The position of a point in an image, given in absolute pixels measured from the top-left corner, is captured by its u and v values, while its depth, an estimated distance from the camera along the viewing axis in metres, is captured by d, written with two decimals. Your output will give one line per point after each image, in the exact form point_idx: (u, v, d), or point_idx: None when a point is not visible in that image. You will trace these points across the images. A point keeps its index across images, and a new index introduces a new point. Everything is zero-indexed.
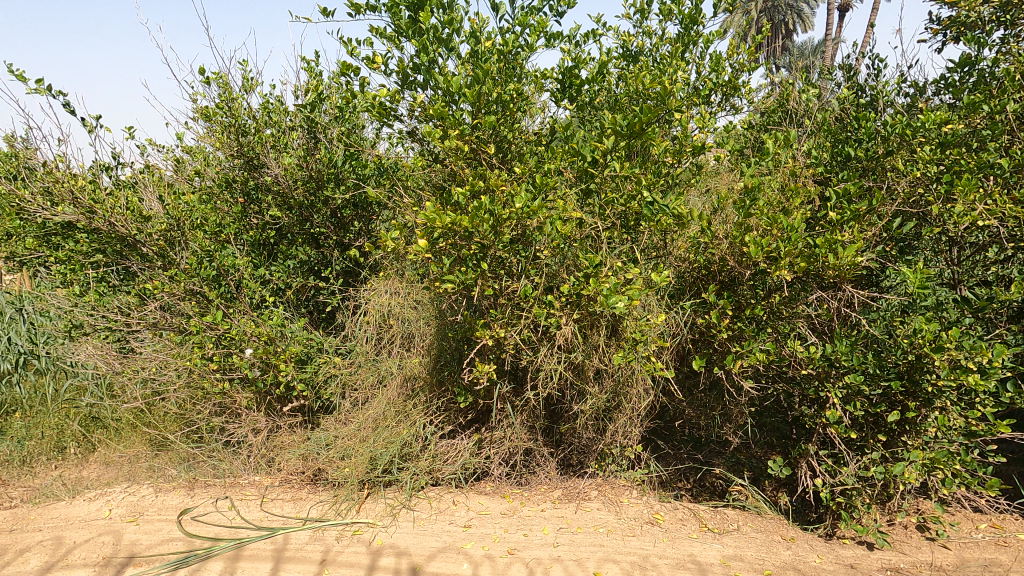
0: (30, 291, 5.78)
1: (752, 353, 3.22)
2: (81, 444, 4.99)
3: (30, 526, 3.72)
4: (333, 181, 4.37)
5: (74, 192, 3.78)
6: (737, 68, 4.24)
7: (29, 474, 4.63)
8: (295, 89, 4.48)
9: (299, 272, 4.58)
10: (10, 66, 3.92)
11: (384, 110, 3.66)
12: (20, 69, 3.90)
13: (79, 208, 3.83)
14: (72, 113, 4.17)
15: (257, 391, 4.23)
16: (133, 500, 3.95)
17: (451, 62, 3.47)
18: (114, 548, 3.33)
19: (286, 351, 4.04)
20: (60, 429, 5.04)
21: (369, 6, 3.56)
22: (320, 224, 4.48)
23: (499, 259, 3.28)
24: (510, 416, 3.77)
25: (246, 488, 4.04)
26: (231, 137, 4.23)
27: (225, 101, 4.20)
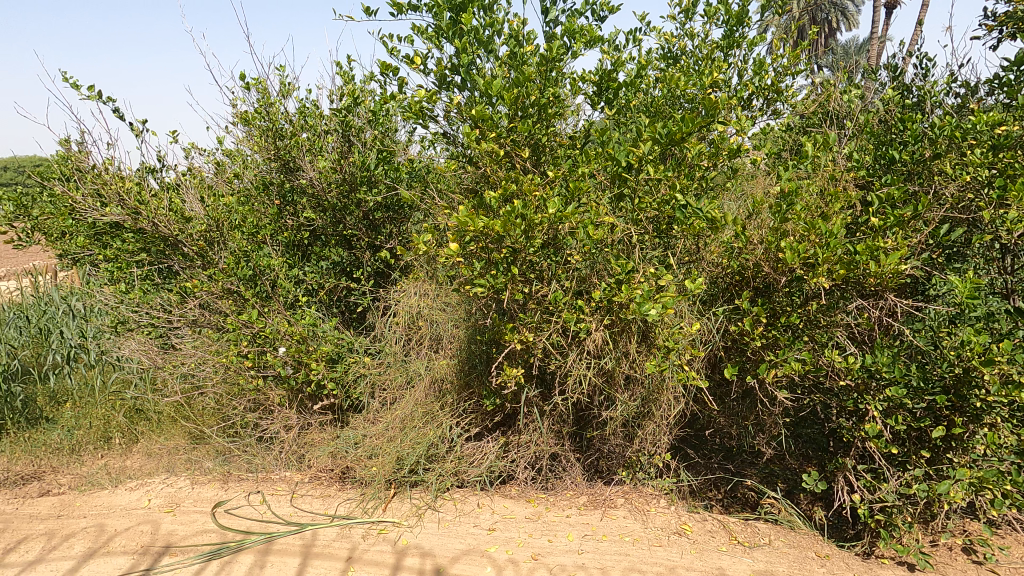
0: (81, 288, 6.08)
1: (787, 363, 3.12)
2: (125, 435, 5.22)
3: (78, 511, 3.91)
4: (366, 185, 4.44)
5: (121, 194, 3.96)
6: (780, 71, 4.14)
7: (77, 462, 4.85)
8: (333, 94, 4.57)
9: (332, 272, 4.68)
10: (65, 74, 4.14)
11: (420, 111, 3.70)
12: (73, 78, 4.12)
13: (126, 209, 4.00)
14: (121, 118, 4.38)
15: (289, 389, 4.33)
16: (171, 491, 4.09)
17: (490, 65, 3.49)
18: (152, 537, 3.45)
19: (317, 350, 4.11)
20: (107, 420, 5.27)
21: (411, 6, 3.61)
22: (352, 227, 4.56)
23: (530, 263, 3.25)
24: (537, 421, 3.76)
25: (277, 483, 4.12)
26: (269, 140, 4.36)
27: (264, 106, 4.35)
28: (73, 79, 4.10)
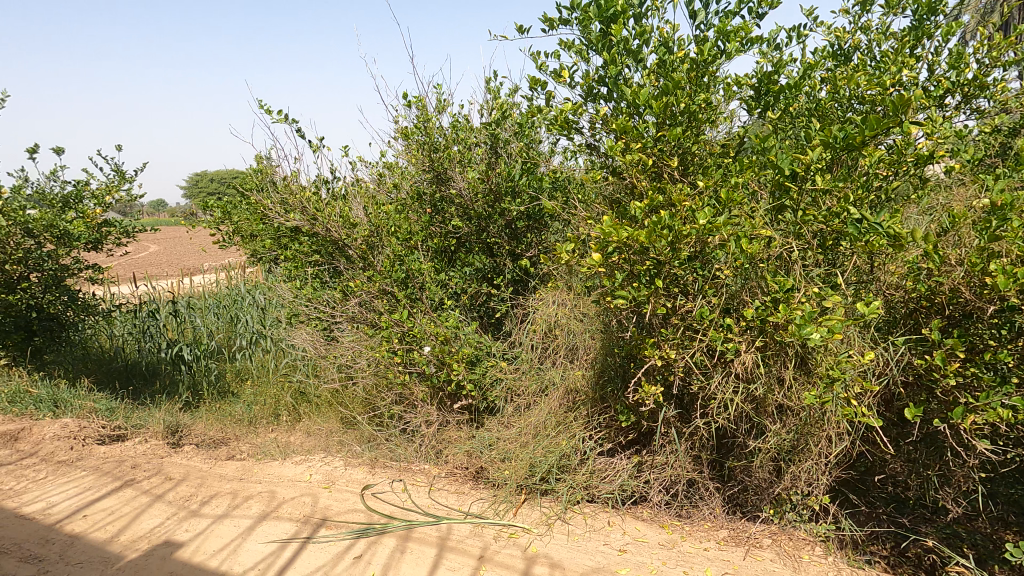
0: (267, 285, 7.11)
1: (991, 408, 2.65)
2: (290, 414, 6.02)
3: (256, 476, 4.52)
4: (510, 195, 4.59)
5: (303, 202, 4.55)
6: (985, 63, 3.54)
7: (253, 433, 5.69)
8: (482, 109, 4.79)
9: (474, 278, 4.83)
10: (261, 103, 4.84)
11: (566, 123, 3.72)
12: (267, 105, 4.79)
13: (306, 216, 4.58)
14: (303, 137, 5.01)
15: (431, 386, 4.60)
16: (328, 469, 4.55)
17: (637, 74, 3.41)
18: (312, 508, 3.85)
19: (459, 352, 4.29)
20: (277, 399, 6.13)
21: (562, 20, 3.67)
22: (495, 235, 4.72)
23: (674, 276, 3.09)
24: (674, 443, 3.58)
25: (417, 474, 4.39)
26: (424, 153, 4.65)
27: (422, 122, 4.68)
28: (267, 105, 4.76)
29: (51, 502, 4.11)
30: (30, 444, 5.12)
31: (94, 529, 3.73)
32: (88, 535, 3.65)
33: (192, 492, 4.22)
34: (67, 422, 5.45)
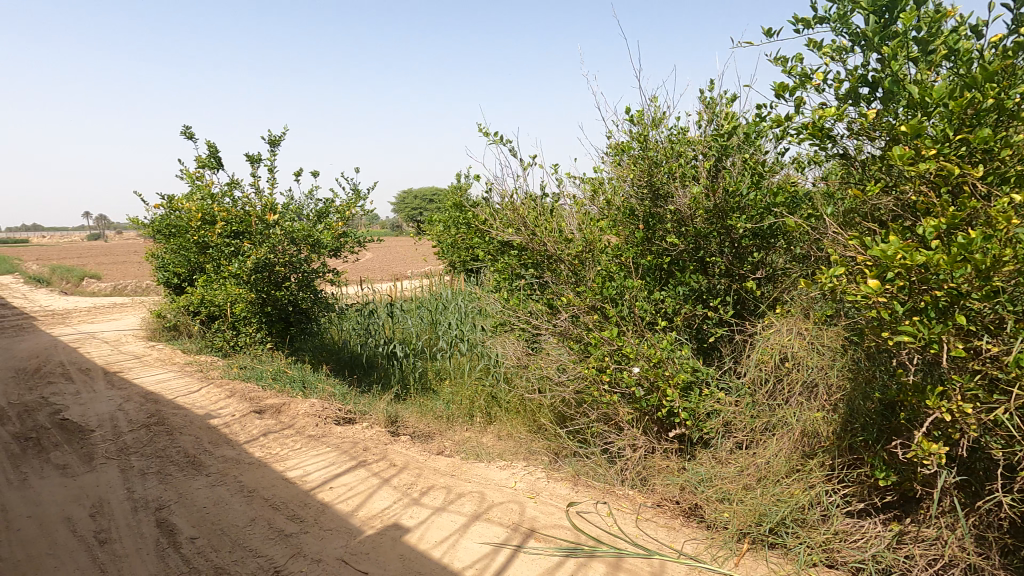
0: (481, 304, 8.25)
1: None
2: (483, 416, 6.74)
3: (464, 475, 4.82)
4: (737, 211, 4.23)
5: (524, 218, 4.82)
6: None
7: (452, 427, 6.44)
8: (702, 119, 4.51)
9: (688, 299, 4.52)
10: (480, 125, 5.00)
11: (821, 132, 3.21)
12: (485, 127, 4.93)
13: (526, 231, 4.84)
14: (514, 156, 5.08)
15: (638, 409, 4.41)
16: (532, 479, 4.67)
17: (920, 69, 2.88)
18: (520, 516, 3.95)
19: (675, 376, 4.05)
20: (472, 400, 6.93)
21: (819, 19, 3.29)
22: (716, 253, 4.40)
23: (971, 312, 2.55)
24: (953, 517, 3.00)
25: (622, 499, 4.24)
26: (642, 169, 4.46)
27: (640, 137, 4.55)
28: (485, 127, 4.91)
29: (307, 470, 4.86)
30: (289, 417, 6.15)
31: (339, 501, 4.30)
32: (335, 505, 4.22)
33: (412, 481, 4.66)
34: (314, 402, 6.45)
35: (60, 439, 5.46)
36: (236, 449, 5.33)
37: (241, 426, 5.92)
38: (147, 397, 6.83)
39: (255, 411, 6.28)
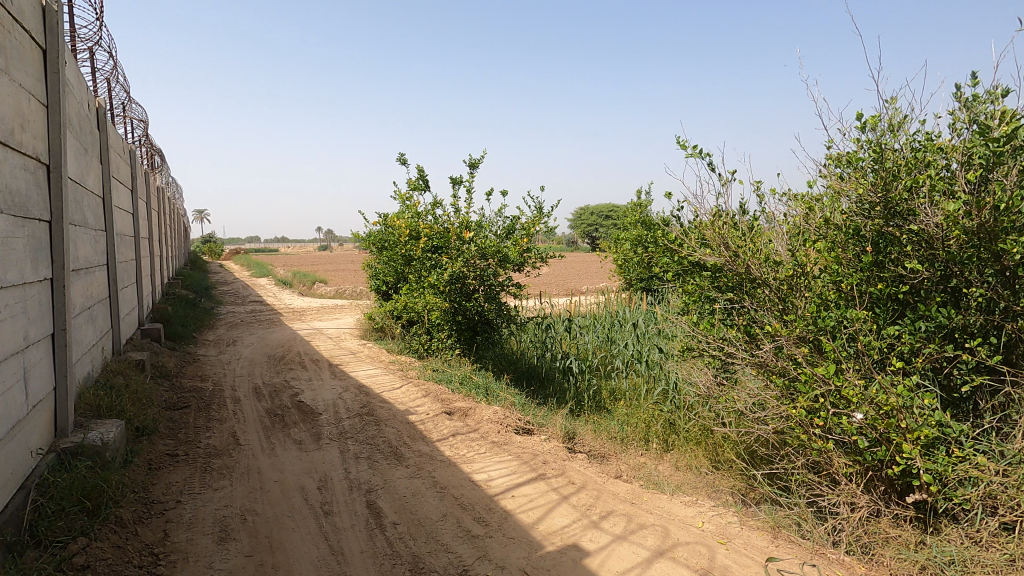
0: (661, 329, 7.95)
1: None
2: (661, 443, 6.40)
3: (644, 506, 4.64)
4: (1012, 232, 3.38)
5: (726, 239, 4.50)
6: None
7: (627, 450, 6.24)
8: (958, 121, 3.78)
9: (935, 337, 3.75)
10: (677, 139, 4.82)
11: None
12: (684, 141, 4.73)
13: (726, 252, 4.52)
14: (714, 170, 4.81)
15: (860, 462, 3.91)
16: (721, 522, 4.37)
17: None
18: (708, 562, 3.72)
19: (915, 430, 3.47)
20: (649, 424, 6.65)
21: None
22: (976, 282, 3.57)
23: None
24: None
25: (834, 564, 3.75)
26: (875, 184, 3.89)
27: (870, 146, 3.97)
28: (684, 141, 4.72)
29: (491, 475, 5.10)
30: (474, 420, 6.57)
31: (520, 510, 4.44)
32: (517, 514, 4.37)
33: (590, 503, 4.63)
34: (497, 410, 6.78)
35: (297, 418, 6.53)
36: (430, 445, 5.83)
37: (434, 424, 6.47)
38: (360, 389, 7.84)
39: (446, 413, 6.81)
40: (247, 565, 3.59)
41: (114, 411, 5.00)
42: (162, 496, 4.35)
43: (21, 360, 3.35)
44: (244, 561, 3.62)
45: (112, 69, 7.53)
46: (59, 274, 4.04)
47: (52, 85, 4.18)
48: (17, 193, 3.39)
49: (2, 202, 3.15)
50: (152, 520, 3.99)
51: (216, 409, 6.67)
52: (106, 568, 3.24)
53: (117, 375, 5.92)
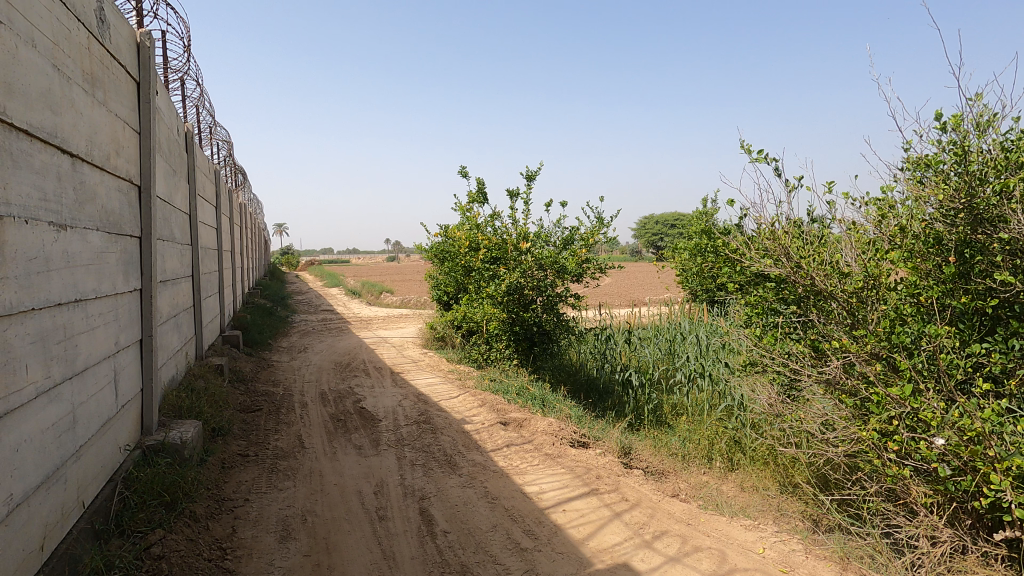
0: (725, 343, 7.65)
1: None
2: (724, 461, 6.13)
3: (701, 528, 4.46)
4: None
5: (789, 249, 4.29)
6: None
7: (687, 468, 6.02)
8: None
9: None
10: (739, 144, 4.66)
11: None
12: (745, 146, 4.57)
13: (789, 263, 4.31)
14: (778, 176, 4.62)
15: (942, 492, 3.63)
16: (785, 549, 4.15)
17: None
18: None
19: (1006, 459, 3.11)
20: (711, 442, 6.39)
21: None
22: None
23: None
24: None
25: None
26: (959, 189, 3.56)
27: (954, 147, 3.65)
28: (745, 146, 4.56)
29: (543, 488, 5.06)
30: (529, 431, 6.56)
31: (571, 525, 4.39)
32: (567, 529, 4.32)
33: (644, 521, 4.50)
34: (552, 421, 6.73)
35: (358, 423, 6.77)
36: (484, 455, 5.87)
37: (489, 434, 6.51)
38: (419, 397, 8.02)
39: (501, 423, 6.84)
40: (305, 564, 3.75)
41: (193, 412, 5.38)
42: (232, 494, 4.63)
43: (111, 363, 3.68)
44: (302, 561, 3.78)
45: (199, 95, 8.19)
46: (147, 285, 4.42)
47: (144, 113, 4.60)
48: (111, 212, 3.75)
49: (98, 221, 3.49)
50: (222, 516, 4.25)
51: (285, 413, 7.03)
52: (179, 559, 3.47)
53: (198, 378, 6.37)
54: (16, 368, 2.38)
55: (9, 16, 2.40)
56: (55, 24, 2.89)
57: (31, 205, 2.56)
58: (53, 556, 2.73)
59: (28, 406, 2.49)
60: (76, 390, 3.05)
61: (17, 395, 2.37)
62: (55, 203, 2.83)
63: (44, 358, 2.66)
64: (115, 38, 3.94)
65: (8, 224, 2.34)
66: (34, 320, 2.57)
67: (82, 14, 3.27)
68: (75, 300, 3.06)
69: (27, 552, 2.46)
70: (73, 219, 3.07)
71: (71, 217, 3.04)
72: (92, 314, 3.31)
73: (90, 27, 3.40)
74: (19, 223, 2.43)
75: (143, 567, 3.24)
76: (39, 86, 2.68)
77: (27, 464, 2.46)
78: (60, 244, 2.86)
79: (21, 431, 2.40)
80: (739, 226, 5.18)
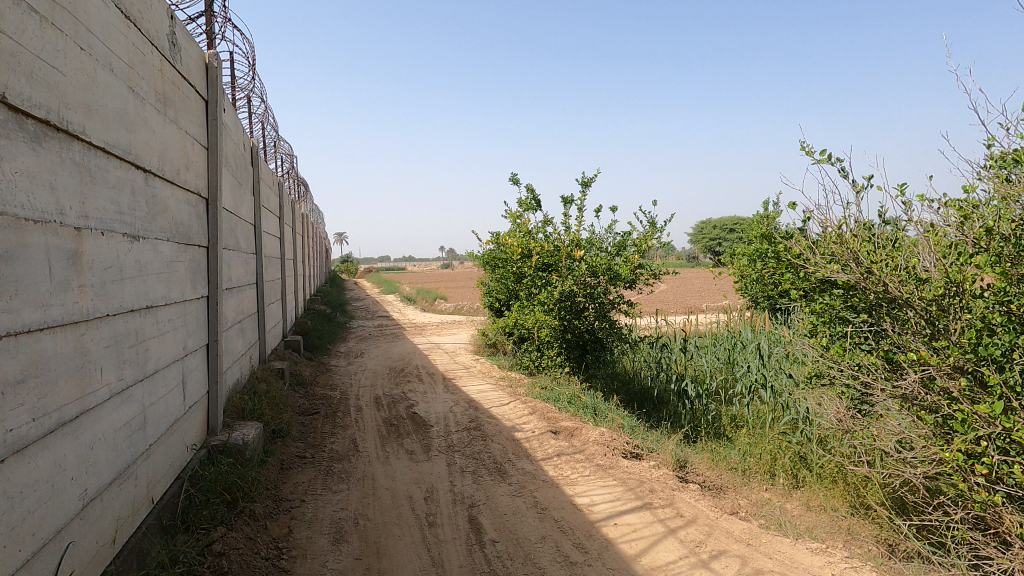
0: (789, 354, 7.27)
1: None
2: (788, 477, 5.80)
3: (763, 549, 4.22)
4: None
5: (857, 255, 4.01)
6: None
7: (748, 482, 5.72)
8: None
9: None
10: (800, 145, 4.43)
11: None
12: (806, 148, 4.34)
13: (858, 269, 4.04)
14: (845, 177, 4.35)
15: None
16: None
17: None
18: None
19: None
20: (774, 457, 6.07)
21: None
22: None
23: None
24: None
25: None
26: None
27: None
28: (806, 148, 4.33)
29: (593, 500, 4.94)
30: (580, 441, 6.43)
31: (622, 540, 4.26)
32: (618, 544, 4.19)
33: (701, 539, 4.31)
34: (604, 431, 6.59)
35: (410, 428, 6.86)
36: (534, 464, 5.80)
37: (539, 443, 6.44)
38: (471, 404, 8.06)
39: (552, 431, 6.75)
40: (356, 568, 3.80)
41: (255, 414, 5.61)
42: (290, 495, 4.78)
43: (180, 366, 3.88)
44: (353, 564, 3.84)
45: (264, 112, 8.62)
46: (213, 292, 4.64)
47: (212, 130, 4.85)
48: (181, 223, 3.97)
49: (169, 231, 3.69)
50: (280, 516, 4.39)
51: (341, 416, 7.22)
52: (238, 557, 3.59)
53: (260, 381, 6.65)
54: (92, 370, 2.53)
55: (89, 43, 2.58)
56: (131, 48, 3.10)
57: (108, 218, 2.73)
58: (124, 549, 2.89)
59: (102, 407, 2.64)
60: (147, 391, 3.23)
61: (92, 396, 2.53)
62: (130, 215, 3.01)
63: (117, 361, 2.82)
64: (185, 60, 4.18)
65: (86, 235, 2.51)
66: (109, 325, 2.73)
67: (156, 38, 3.49)
68: (147, 306, 3.24)
69: (100, 544, 2.61)
70: (146, 230, 3.26)
71: (144, 229, 3.23)
72: (162, 320, 3.50)
73: (162, 51, 3.62)
74: (97, 235, 2.60)
75: (205, 562, 3.38)
76: (116, 107, 2.87)
77: (100, 461, 2.61)
78: (133, 253, 3.04)
79: (95, 430, 2.56)
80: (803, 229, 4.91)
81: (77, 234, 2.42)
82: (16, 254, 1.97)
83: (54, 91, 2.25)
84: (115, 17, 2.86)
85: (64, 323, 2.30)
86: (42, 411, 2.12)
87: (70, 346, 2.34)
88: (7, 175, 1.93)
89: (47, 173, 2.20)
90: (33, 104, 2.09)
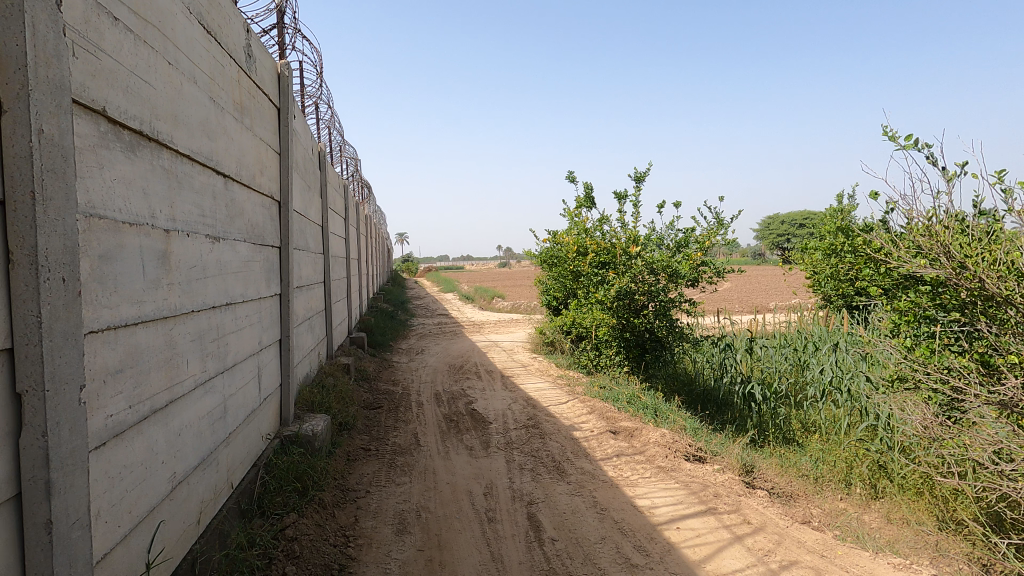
0: (867, 357, 6.83)
1: None
2: (866, 487, 5.46)
3: (839, 562, 3.99)
4: None
5: (948, 249, 3.70)
6: None
7: (822, 490, 5.43)
8: None
9: None
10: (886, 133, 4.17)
11: None
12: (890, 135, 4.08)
13: (950, 264, 3.72)
14: (936, 164, 4.04)
15: None
16: None
17: None
18: None
19: None
20: (850, 465, 5.72)
21: None
22: None
23: None
24: None
25: None
26: None
27: None
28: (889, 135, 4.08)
29: (655, 502, 4.83)
30: (640, 442, 6.32)
31: (686, 545, 4.14)
32: (682, 549, 4.08)
33: (770, 548, 4.12)
34: (665, 432, 6.43)
35: (469, 425, 6.95)
36: (593, 463, 5.75)
37: (598, 442, 6.36)
38: (529, 401, 8.08)
39: (611, 432, 6.67)
40: (418, 559, 3.89)
41: (323, 407, 5.87)
42: (356, 485, 4.97)
43: (255, 360, 4.11)
44: (415, 555, 3.93)
45: (331, 118, 8.99)
46: (284, 290, 4.88)
47: (283, 135, 5.10)
48: (257, 225, 4.19)
49: (246, 233, 3.91)
50: (347, 505, 4.57)
51: (403, 411, 7.42)
52: (308, 542, 3.76)
53: (327, 376, 6.93)
54: (179, 361, 2.73)
55: (176, 57, 2.77)
56: (212, 61, 3.30)
57: (193, 221, 2.93)
58: (208, 529, 3.08)
59: (187, 397, 2.83)
60: (227, 382, 3.43)
61: (179, 386, 2.72)
62: (211, 217, 3.21)
63: (201, 354, 3.02)
64: (259, 71, 4.41)
65: (174, 236, 2.70)
66: (193, 320, 2.93)
67: (234, 51, 3.71)
68: (227, 303, 3.45)
69: (186, 524, 2.80)
70: (225, 232, 3.47)
71: (224, 230, 3.44)
72: (240, 316, 3.72)
73: (239, 63, 3.84)
74: (183, 236, 2.80)
75: (279, 546, 3.56)
76: (198, 116, 3.06)
77: (187, 447, 2.81)
78: (214, 254, 3.24)
79: (182, 418, 2.75)
80: (885, 221, 4.58)
81: (167, 236, 2.61)
82: (114, 254, 2.14)
83: (146, 103, 2.43)
84: (198, 33, 3.06)
85: (156, 318, 2.48)
86: (136, 399, 2.30)
87: (160, 339, 2.53)
88: (107, 182, 2.11)
89: (140, 179, 2.38)
90: (128, 116, 2.26)
